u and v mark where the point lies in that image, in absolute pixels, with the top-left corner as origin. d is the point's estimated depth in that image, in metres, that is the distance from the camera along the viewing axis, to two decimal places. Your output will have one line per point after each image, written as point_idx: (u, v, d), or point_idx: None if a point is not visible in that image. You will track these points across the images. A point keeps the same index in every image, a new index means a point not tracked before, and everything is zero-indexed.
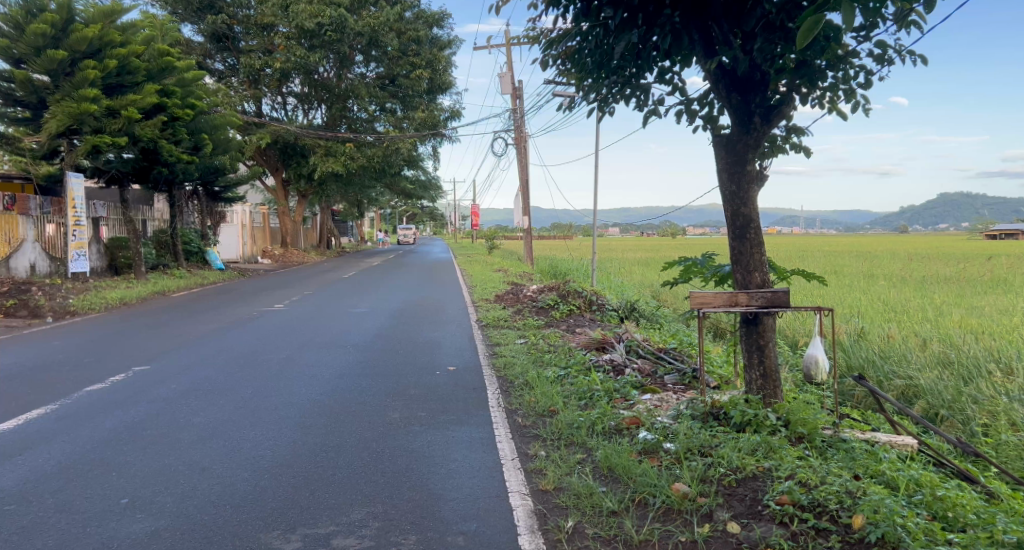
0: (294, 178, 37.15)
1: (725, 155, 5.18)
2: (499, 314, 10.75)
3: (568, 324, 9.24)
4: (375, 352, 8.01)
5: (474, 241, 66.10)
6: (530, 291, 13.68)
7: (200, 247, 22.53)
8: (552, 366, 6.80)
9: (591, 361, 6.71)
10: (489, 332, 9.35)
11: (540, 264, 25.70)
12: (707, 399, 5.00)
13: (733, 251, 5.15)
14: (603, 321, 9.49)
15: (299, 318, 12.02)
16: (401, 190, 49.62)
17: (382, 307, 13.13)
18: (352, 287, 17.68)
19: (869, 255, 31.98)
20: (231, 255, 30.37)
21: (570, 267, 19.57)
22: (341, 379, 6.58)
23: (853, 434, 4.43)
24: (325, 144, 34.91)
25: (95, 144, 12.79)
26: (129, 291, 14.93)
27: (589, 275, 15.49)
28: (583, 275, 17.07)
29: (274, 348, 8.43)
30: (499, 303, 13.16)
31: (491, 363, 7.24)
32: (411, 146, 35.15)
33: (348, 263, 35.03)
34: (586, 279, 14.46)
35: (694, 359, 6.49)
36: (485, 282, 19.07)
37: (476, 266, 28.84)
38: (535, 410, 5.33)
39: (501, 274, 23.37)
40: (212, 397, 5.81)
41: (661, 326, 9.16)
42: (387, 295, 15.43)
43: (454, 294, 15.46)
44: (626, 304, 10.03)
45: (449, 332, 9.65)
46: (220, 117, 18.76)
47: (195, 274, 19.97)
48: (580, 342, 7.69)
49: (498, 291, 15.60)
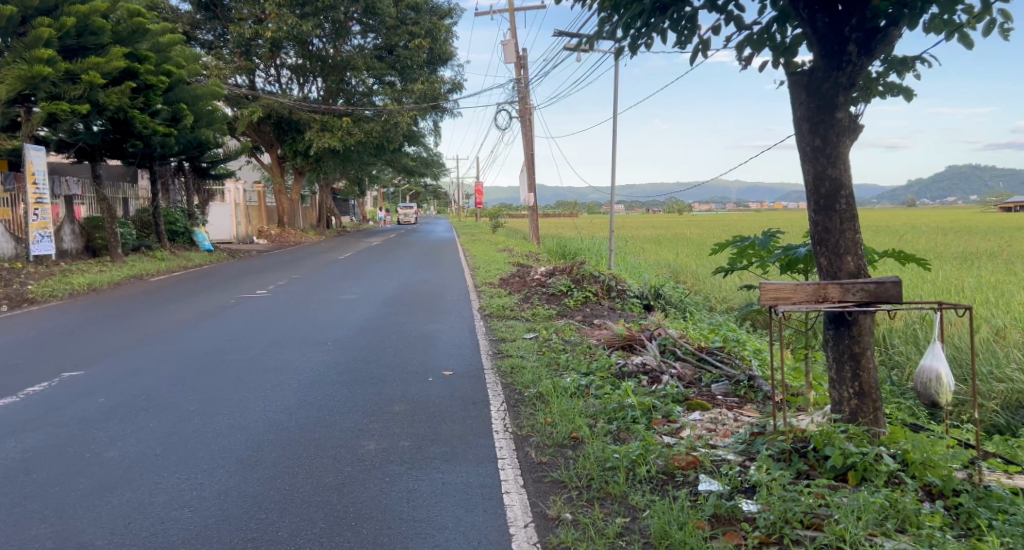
0: (290, 155, 35.80)
1: (806, 99, 3.84)
2: (504, 301, 9.51)
3: (584, 315, 8.01)
4: (358, 352, 6.80)
5: (478, 219, 64.92)
6: (538, 275, 12.39)
7: (186, 227, 21.27)
8: (570, 371, 5.56)
9: (617, 364, 5.49)
10: (493, 324, 8.13)
11: (547, 244, 24.48)
12: (782, 425, 3.75)
13: (816, 227, 3.87)
14: (624, 311, 8.24)
15: (280, 306, 10.80)
16: (401, 167, 48.19)
17: (375, 293, 11.88)
18: (346, 270, 16.45)
19: (890, 230, 30.61)
20: (225, 235, 29.21)
21: (579, 246, 18.28)
22: (310, 390, 5.36)
23: (998, 479, 3.17)
24: (321, 119, 33.47)
25: (52, 112, 11.53)
26: (102, 276, 13.73)
27: (601, 256, 14.20)
28: (594, 255, 15.86)
29: (242, 345, 7.22)
30: (505, 288, 11.93)
31: (496, 366, 6.01)
32: (410, 120, 33.69)
33: (346, 243, 33.74)
34: (599, 261, 13.21)
35: (747, 364, 5.24)
36: (488, 263, 17.77)
37: (478, 246, 27.57)
38: (553, 438, 4.10)
39: (505, 254, 22.12)
40: (141, 417, 4.61)
41: (691, 316, 7.91)
42: (382, 279, 14.16)
43: (455, 278, 14.20)
44: (650, 290, 8.78)
45: (447, 324, 8.42)
46: (202, 87, 17.46)
47: (180, 256, 18.76)
48: (603, 339, 6.44)
49: (503, 274, 14.34)
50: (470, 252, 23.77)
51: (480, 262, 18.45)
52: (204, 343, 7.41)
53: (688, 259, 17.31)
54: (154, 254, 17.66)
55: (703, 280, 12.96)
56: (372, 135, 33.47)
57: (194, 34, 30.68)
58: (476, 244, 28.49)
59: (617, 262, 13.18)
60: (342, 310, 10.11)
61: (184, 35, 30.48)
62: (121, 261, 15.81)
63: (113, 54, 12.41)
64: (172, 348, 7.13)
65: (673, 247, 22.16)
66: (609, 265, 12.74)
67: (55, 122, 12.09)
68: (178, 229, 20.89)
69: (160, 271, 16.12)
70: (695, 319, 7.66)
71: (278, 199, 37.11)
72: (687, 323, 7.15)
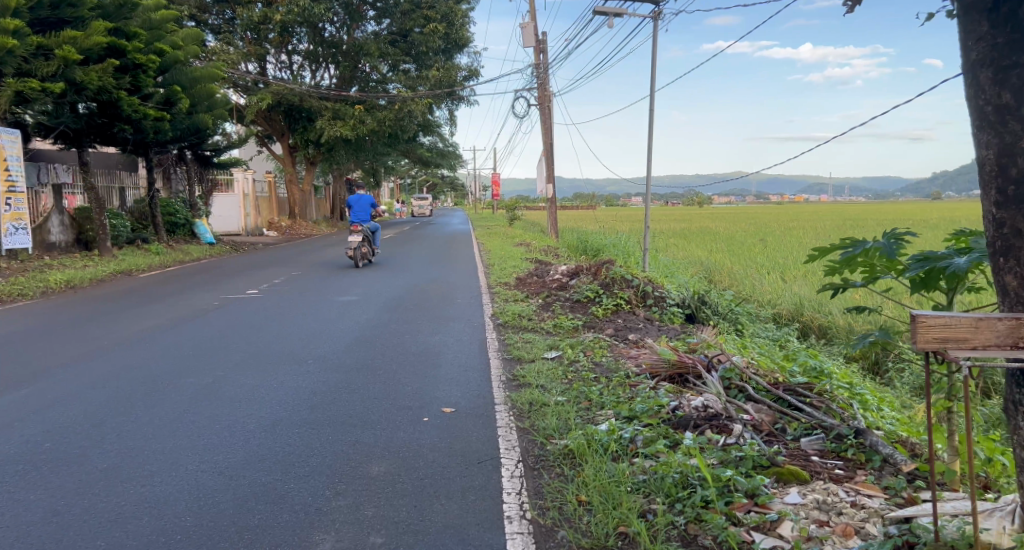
0: (301, 144, 34.79)
1: (991, 30, 2.28)
2: (520, 307, 8.25)
3: (616, 328, 6.75)
4: (343, 374, 5.58)
5: (495, 211, 63.86)
6: (559, 275, 11.09)
7: (186, 218, 20.24)
8: (607, 414, 4.27)
9: (669, 405, 4.20)
10: (507, 338, 6.86)
11: (566, 238, 23.25)
12: (947, 532, 2.45)
13: (998, 232, 2.33)
14: (663, 323, 6.94)
15: (268, 307, 9.63)
16: (416, 158, 46.99)
17: (377, 294, 10.65)
18: (349, 267, 15.29)
19: (927, 225, 29.12)
20: (233, 226, 28.43)
21: (602, 242, 16.92)
22: (268, 435, 4.14)
23: None
24: (332, 107, 32.31)
25: (20, 90, 10.49)
26: (85, 272, 12.68)
27: (628, 253, 12.86)
28: (619, 250, 14.60)
29: (205, 363, 6.04)
30: (521, 289, 10.71)
31: (510, 400, 4.74)
32: (424, 108, 32.41)
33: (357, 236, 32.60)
34: (627, 261, 11.89)
35: (847, 408, 3.92)
36: (503, 260, 16.51)
37: (494, 240, 26.27)
38: (591, 538, 2.83)
39: (521, 249, 20.84)
40: (29, 480, 3.41)
41: (746, 334, 6.58)
42: (388, 277, 12.97)
43: (467, 277, 12.95)
44: (692, 296, 7.46)
45: (453, 336, 7.17)
46: (200, 70, 16.40)
47: (177, 249, 17.71)
48: (646, 365, 5.11)
49: (520, 273, 13.06)
50: (486, 246, 22.59)
51: (496, 258, 17.17)
52: (162, 357, 6.23)
53: (721, 258, 15.89)
54: (149, 247, 16.63)
55: (744, 284, 11.57)
56: (385, 124, 32.26)
57: (203, 18, 29.62)
58: (492, 238, 27.23)
59: (646, 260, 11.84)
60: (337, 315, 8.92)
61: (191, 18, 29.40)
62: (111, 255, 14.83)
63: (93, 28, 11.41)
64: (124, 364, 5.97)
65: (702, 243, 20.72)
66: (639, 265, 11.40)
67: (25, 102, 11.03)
68: (179, 220, 19.86)
69: (153, 266, 15.06)
70: (752, 338, 6.34)
71: (289, 190, 36.08)
72: (746, 344, 5.83)
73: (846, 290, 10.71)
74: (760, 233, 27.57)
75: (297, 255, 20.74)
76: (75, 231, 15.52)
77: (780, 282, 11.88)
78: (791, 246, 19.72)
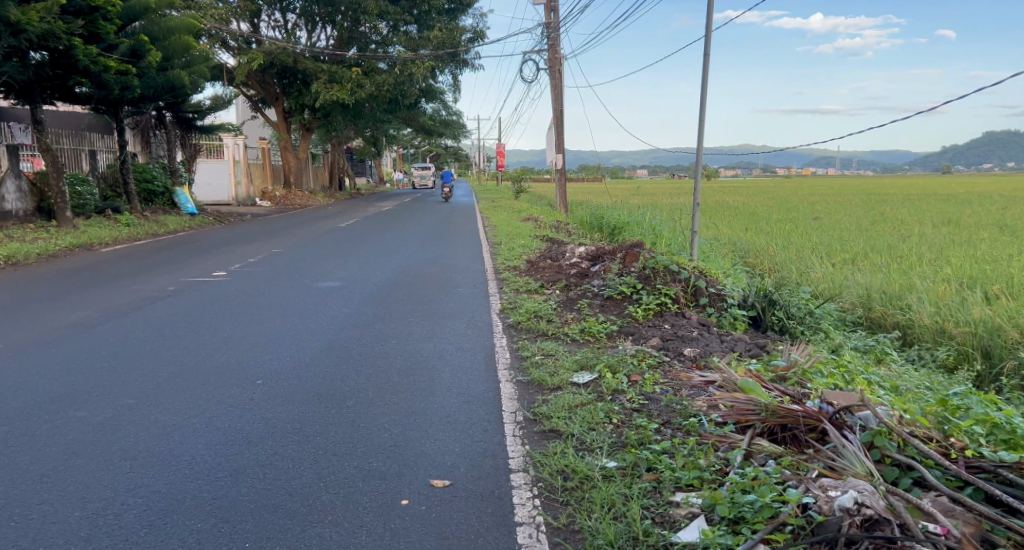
0: (297, 110, 33.00)
1: None
2: (536, 303, 6.69)
3: (667, 339, 5.15)
4: (295, 409, 4.02)
5: (500, 183, 62.15)
6: (577, 261, 9.52)
7: (165, 186, 18.56)
8: (692, 509, 2.69)
9: (798, 494, 2.61)
10: (523, 350, 5.30)
11: (577, 213, 21.66)
12: None
13: None
14: (725, 331, 5.35)
15: (232, 293, 8.06)
16: (418, 126, 45.12)
17: (365, 280, 9.08)
18: (340, 244, 13.71)
19: (955, 202, 27.52)
20: (223, 195, 26.95)
21: (620, 218, 15.32)
22: (151, 538, 2.60)
23: None
24: (329, 69, 30.42)
25: None
26: (33, 246, 11.09)
27: (656, 231, 11.25)
28: (642, 227, 13.02)
29: (117, 382, 4.48)
30: (534, 276, 9.16)
31: (534, 469, 3.18)
32: (426, 71, 30.58)
33: (354, 206, 30.98)
34: (656, 242, 10.29)
35: None
36: (509, 237, 14.95)
37: (498, 213, 24.65)
38: None
39: (529, 225, 19.28)
40: None
41: (835, 351, 5.03)
42: (380, 257, 11.39)
43: (470, 258, 11.36)
44: (757, 293, 5.87)
45: (451, 343, 5.62)
46: (175, 21, 14.83)
47: (153, 220, 16.11)
48: (730, 409, 3.50)
49: (530, 254, 11.49)
50: (491, 221, 21.03)
51: (501, 235, 15.61)
52: (64, 373, 4.68)
53: (751, 237, 14.31)
54: (118, 218, 15.00)
55: (790, 273, 10.01)
56: (384, 88, 30.45)
57: None
58: (496, 211, 25.64)
59: (680, 241, 10.22)
60: (312, 304, 7.36)
61: None
62: (71, 226, 13.22)
63: None
64: (6, 384, 4.42)
65: (724, 219, 19.12)
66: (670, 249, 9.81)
67: None
68: (157, 188, 18.18)
69: (119, 240, 13.47)
70: (848, 357, 4.78)
71: (283, 158, 34.34)
72: (855, 374, 4.25)
73: (912, 279, 9.17)
74: (781, 208, 25.93)
75: (286, 227, 19.17)
76: (33, 198, 13.90)
77: (829, 269, 10.31)
78: (821, 224, 18.13)
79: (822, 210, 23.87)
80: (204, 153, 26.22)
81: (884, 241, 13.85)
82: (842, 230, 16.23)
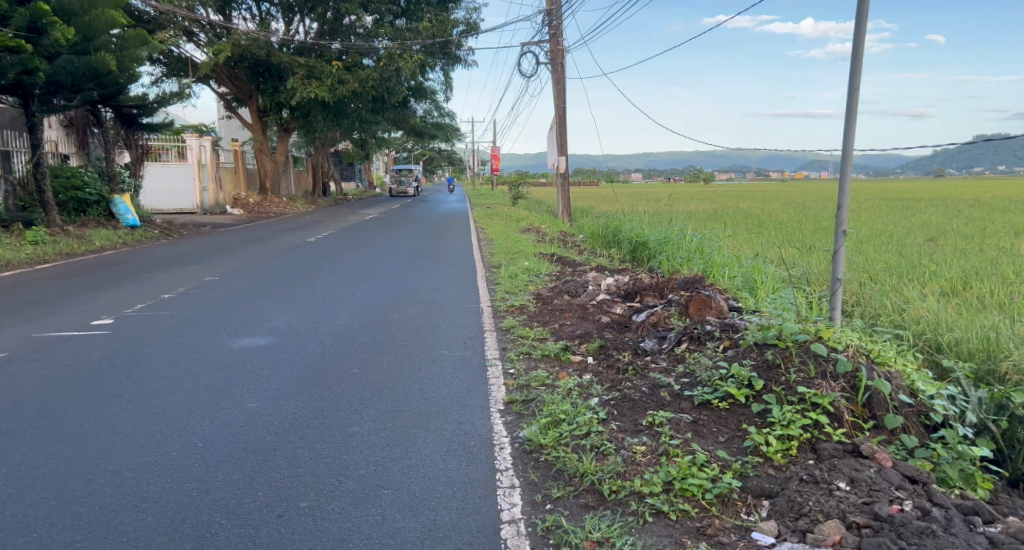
0: (273, 108, 30.26)
1: None
2: (566, 401, 3.99)
3: (865, 534, 2.45)
4: None
5: (496, 187, 59.64)
6: (610, 307, 6.87)
7: (100, 192, 15.87)
8: None
9: None
10: (558, 545, 2.60)
11: (584, 223, 19.06)
12: None
13: None
14: (967, 501, 2.66)
15: (94, 360, 5.31)
16: (409, 128, 42.46)
17: (308, 335, 6.35)
18: (298, 268, 11.00)
19: (997, 207, 25.08)
20: (186, 203, 24.17)
21: (642, 234, 12.65)
22: None
23: None
24: (307, 63, 27.66)
25: None
26: None
27: (709, 258, 8.56)
28: (675, 247, 10.40)
29: None
30: (551, 327, 6.51)
31: None
32: (414, 66, 27.89)
33: (336, 214, 28.28)
34: (715, 277, 7.59)
35: None
36: (509, 257, 12.27)
37: (494, 222, 22.02)
38: None
39: (530, 238, 16.64)
40: None
41: None
42: (342, 294, 8.66)
43: (461, 293, 8.66)
44: (980, 401, 3.19)
45: (416, 514, 2.90)
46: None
47: (75, 236, 13.42)
48: None
49: (538, 288, 8.79)
50: (487, 233, 18.38)
51: (499, 254, 12.94)
52: None
53: (805, 254, 11.65)
54: (27, 235, 12.36)
55: (898, 317, 7.35)
56: (368, 84, 27.74)
57: None
58: (492, 220, 22.97)
59: (748, 273, 7.52)
60: (204, 390, 4.63)
61: None
62: None
63: None
64: None
65: (758, 230, 16.48)
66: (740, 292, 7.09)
67: None
68: (88, 196, 15.56)
69: (15, 263, 10.72)
70: None
71: (259, 161, 31.49)
72: None
73: None
74: (810, 216, 23.32)
75: (247, 242, 16.43)
76: None
77: (945, 307, 7.64)
78: (873, 237, 15.51)
79: (856, 220, 21.32)
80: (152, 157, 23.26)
81: (973, 261, 11.21)
82: (906, 245, 13.62)
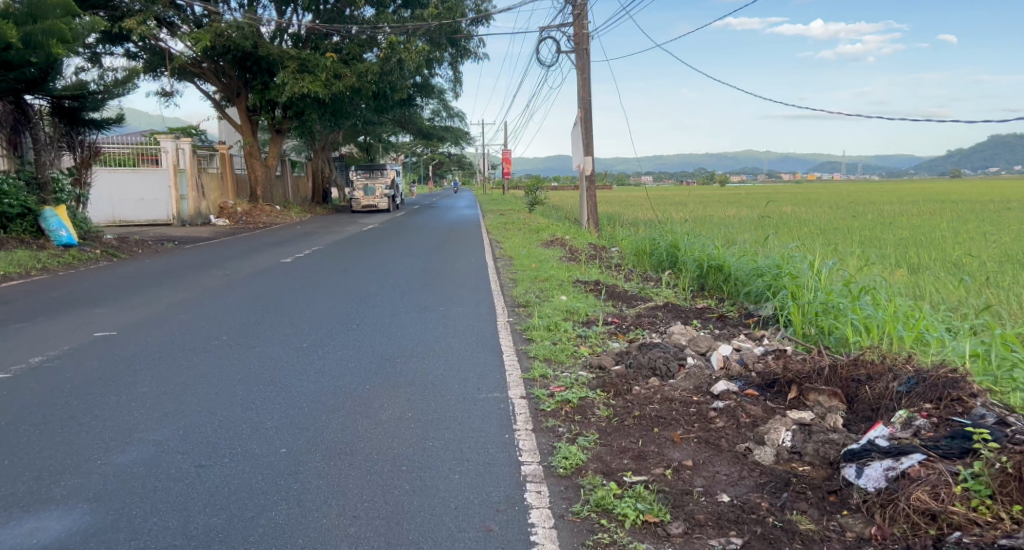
0: (263, 107, 27.20)
1: None
2: None
3: None
4: None
5: (508, 192, 56.56)
6: (759, 431, 3.60)
7: (25, 202, 12.81)
8: None
9: None
10: None
11: (621, 234, 15.85)
12: None
13: None
14: None
15: None
16: (416, 129, 39.44)
17: (167, 506, 3.11)
18: (244, 311, 7.86)
19: None
20: (160, 214, 21.18)
21: (715, 255, 9.44)
22: None
23: None
24: (299, 55, 24.56)
25: None
26: None
27: (890, 313, 5.27)
28: (783, 278, 7.14)
29: None
30: (659, 478, 3.26)
31: None
32: (418, 58, 24.81)
33: (333, 224, 25.29)
34: (928, 351, 4.32)
35: None
36: (538, 287, 9.09)
37: (511, 233, 18.85)
38: None
39: (558, 254, 13.47)
40: None
41: None
42: (289, 370, 5.43)
43: (477, 366, 5.44)
44: None
45: None
46: None
47: None
48: None
49: (597, 355, 5.60)
50: (504, 247, 15.23)
51: (525, 281, 9.77)
52: None
53: (954, 282, 8.36)
54: None
55: None
56: (368, 78, 24.65)
57: None
58: (507, 230, 19.87)
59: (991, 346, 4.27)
60: None
61: None
62: None
63: None
64: None
65: (841, 244, 13.31)
66: (1003, 386, 3.84)
67: None
68: (7, 208, 12.50)
69: None
70: None
71: (249, 166, 28.38)
72: None
73: None
74: (878, 223, 20.05)
75: (208, 262, 13.30)
76: None
77: None
78: (996, 252, 12.17)
79: (940, 228, 17.99)
80: (103, 163, 20.21)
81: None
82: None
